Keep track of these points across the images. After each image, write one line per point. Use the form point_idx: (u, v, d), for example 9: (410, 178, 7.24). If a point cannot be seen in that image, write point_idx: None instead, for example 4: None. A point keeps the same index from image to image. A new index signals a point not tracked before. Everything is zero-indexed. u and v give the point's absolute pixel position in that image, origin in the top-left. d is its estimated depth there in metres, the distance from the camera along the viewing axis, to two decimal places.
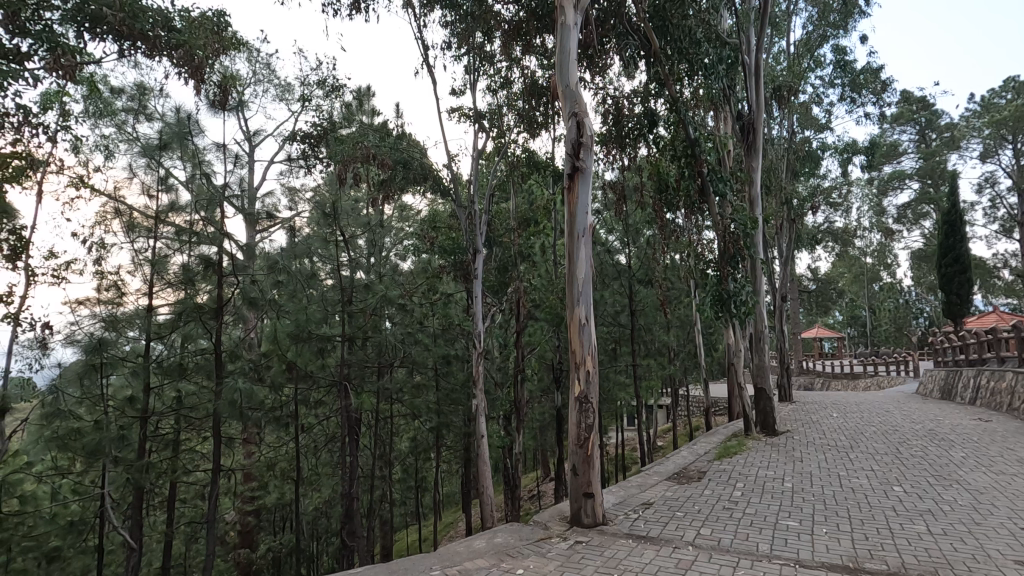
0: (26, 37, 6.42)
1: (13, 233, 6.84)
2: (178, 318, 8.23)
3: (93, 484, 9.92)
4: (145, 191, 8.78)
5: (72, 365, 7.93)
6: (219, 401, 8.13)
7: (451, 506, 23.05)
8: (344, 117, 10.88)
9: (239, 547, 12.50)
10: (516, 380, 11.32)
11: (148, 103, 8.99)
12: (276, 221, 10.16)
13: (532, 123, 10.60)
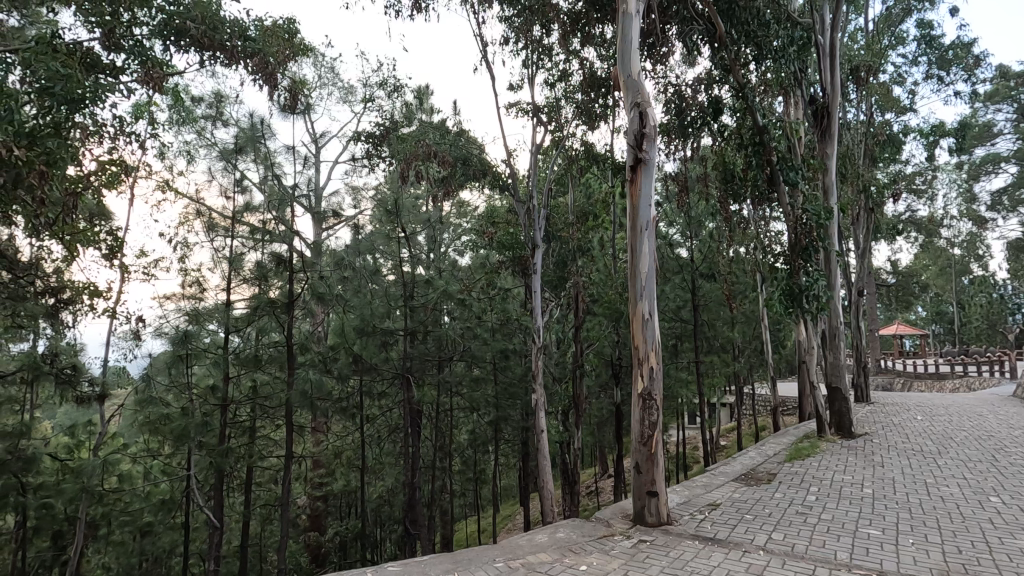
0: (121, 53, 6.93)
1: (111, 234, 7.44)
2: (253, 312, 8.72)
3: (180, 466, 10.71)
4: (222, 193, 9.34)
5: (161, 355, 8.60)
6: (291, 392, 8.59)
7: (508, 499, 23.27)
8: (404, 116, 11.14)
9: (309, 531, 13.17)
10: (574, 375, 11.23)
11: (225, 109, 9.53)
12: (341, 219, 10.54)
13: (591, 115, 10.44)
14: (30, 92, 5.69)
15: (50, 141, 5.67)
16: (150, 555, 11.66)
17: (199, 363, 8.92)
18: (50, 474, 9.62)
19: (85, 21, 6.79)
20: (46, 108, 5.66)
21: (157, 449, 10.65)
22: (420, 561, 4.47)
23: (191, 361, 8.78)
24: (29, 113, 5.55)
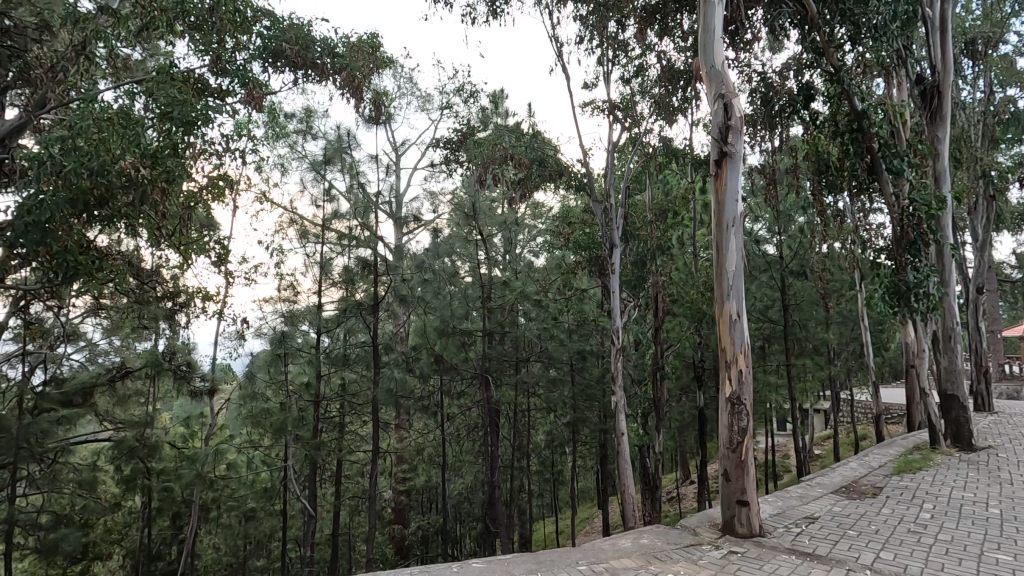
0: (226, 76, 7.55)
1: (219, 243, 8.14)
2: (343, 314, 9.25)
3: (278, 457, 11.52)
4: (313, 202, 9.95)
5: (261, 353, 9.33)
6: (377, 390, 9.00)
7: (586, 501, 23.03)
8: (480, 120, 11.35)
9: (394, 523, 13.71)
10: (655, 378, 10.92)
11: (314, 123, 10.15)
12: (421, 223, 10.90)
13: (669, 109, 10.14)
14: (153, 117, 6.37)
15: (170, 160, 6.33)
16: (253, 539, 12.63)
17: (295, 362, 9.57)
18: (169, 460, 10.68)
19: (197, 51, 7.50)
20: (166, 131, 6.32)
21: (258, 440, 11.53)
22: (504, 560, 4.53)
23: (288, 359, 9.43)
24: (153, 136, 6.21)
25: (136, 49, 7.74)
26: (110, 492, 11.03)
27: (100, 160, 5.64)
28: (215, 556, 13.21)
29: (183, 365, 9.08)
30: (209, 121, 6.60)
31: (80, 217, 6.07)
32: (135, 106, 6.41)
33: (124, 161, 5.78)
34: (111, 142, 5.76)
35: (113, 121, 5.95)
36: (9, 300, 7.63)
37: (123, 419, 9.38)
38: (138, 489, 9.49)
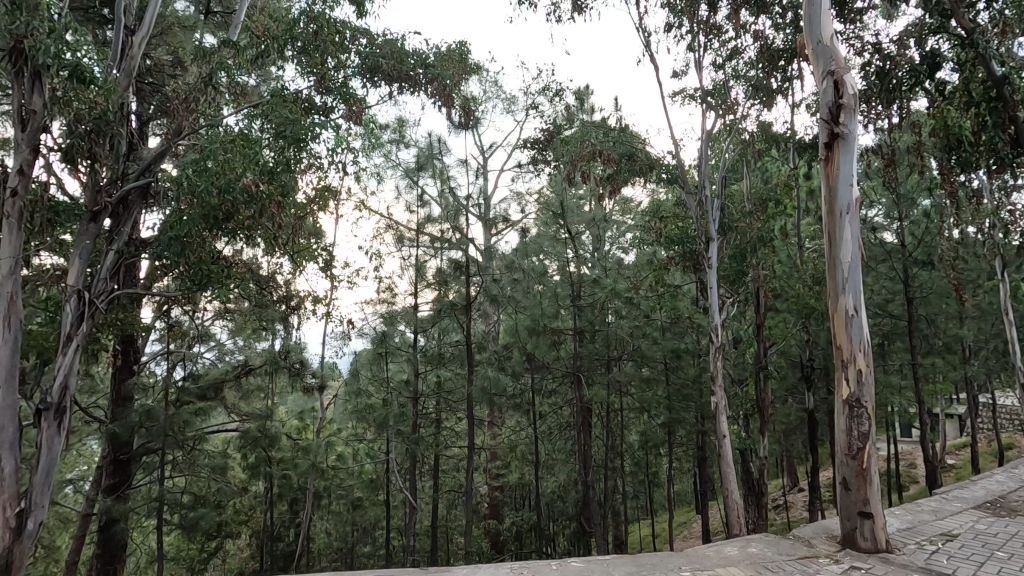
0: (329, 94, 8.10)
1: (326, 250, 8.76)
2: (438, 314, 9.64)
3: (380, 450, 12.20)
4: (406, 208, 10.45)
5: (364, 353, 9.93)
6: (471, 387, 9.27)
7: (683, 505, 22.21)
8: (566, 119, 11.32)
9: (489, 518, 14.02)
10: (757, 377, 10.29)
11: (407, 132, 10.63)
12: (509, 224, 11.06)
13: (768, 93, 9.52)
14: (268, 137, 7.00)
15: (284, 175, 6.93)
16: (360, 526, 13.46)
17: (394, 360, 10.11)
18: (287, 450, 11.66)
19: (304, 73, 8.11)
20: (280, 149, 6.91)
21: (363, 434, 12.28)
22: (602, 560, 4.50)
23: (388, 358, 9.98)
24: (269, 155, 6.82)
25: (252, 77, 8.54)
26: (237, 478, 12.24)
27: (226, 178, 6.31)
28: (327, 540, 14.22)
29: (296, 362, 9.89)
30: (316, 138, 7.13)
31: (211, 231, 6.80)
32: (253, 127, 7.06)
33: (245, 178, 6.40)
34: (235, 161, 6.40)
35: (236, 142, 6.58)
36: (155, 306, 8.70)
37: (248, 411, 10.38)
38: (261, 475, 10.45)
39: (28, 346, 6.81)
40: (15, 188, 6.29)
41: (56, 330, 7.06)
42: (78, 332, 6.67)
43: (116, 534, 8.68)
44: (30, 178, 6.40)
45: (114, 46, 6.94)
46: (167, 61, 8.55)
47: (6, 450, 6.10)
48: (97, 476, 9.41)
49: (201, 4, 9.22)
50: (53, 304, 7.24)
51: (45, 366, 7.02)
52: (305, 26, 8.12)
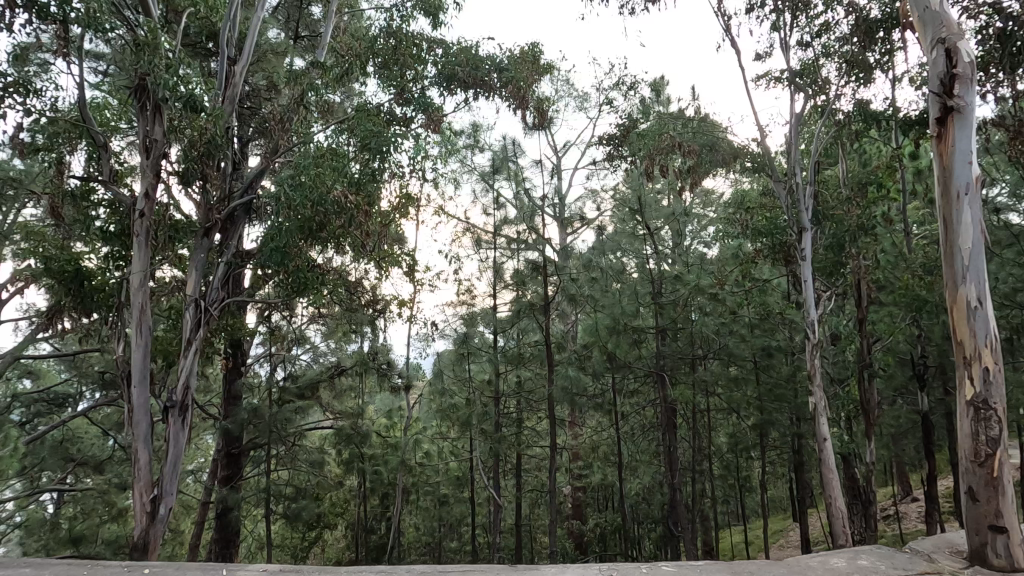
0: (410, 105, 8.44)
1: (409, 254, 9.11)
2: (517, 314, 9.76)
3: (464, 448, 12.50)
4: (483, 211, 10.68)
5: (447, 353, 10.23)
6: (552, 387, 9.30)
7: (778, 513, 20.94)
8: (641, 112, 11.07)
9: (572, 518, 13.95)
10: (861, 376, 9.52)
11: (481, 137, 10.84)
12: (585, 223, 11.00)
13: (866, 68, 8.78)
14: (354, 151, 7.38)
15: (370, 185, 7.31)
16: (446, 522, 13.86)
17: (476, 360, 10.34)
18: (377, 446, 12.24)
19: (385, 86, 8.49)
20: (366, 161, 7.29)
21: (447, 433, 12.65)
22: (695, 565, 4.34)
23: (470, 358, 10.21)
24: (356, 167, 7.20)
25: (338, 95, 9.08)
26: (333, 472, 13.00)
27: (318, 192, 6.81)
28: (416, 534, 14.76)
29: (384, 363, 10.36)
30: (398, 148, 7.45)
31: (306, 241, 7.29)
32: (341, 142, 7.49)
33: (336, 190, 6.86)
34: (325, 175, 6.85)
35: (326, 156, 7.04)
36: (258, 312, 9.45)
37: (341, 410, 11.02)
38: (355, 471, 11.04)
39: (156, 350, 7.63)
40: (142, 210, 7.08)
41: (178, 336, 7.85)
42: (196, 338, 7.40)
43: (230, 520, 9.51)
44: (153, 200, 7.17)
45: (219, 77, 7.63)
46: (263, 85, 9.27)
47: (141, 442, 6.91)
48: (213, 468, 10.35)
49: (290, 30, 9.88)
50: (174, 312, 8.06)
51: (171, 368, 7.85)
52: (385, 42, 8.52)
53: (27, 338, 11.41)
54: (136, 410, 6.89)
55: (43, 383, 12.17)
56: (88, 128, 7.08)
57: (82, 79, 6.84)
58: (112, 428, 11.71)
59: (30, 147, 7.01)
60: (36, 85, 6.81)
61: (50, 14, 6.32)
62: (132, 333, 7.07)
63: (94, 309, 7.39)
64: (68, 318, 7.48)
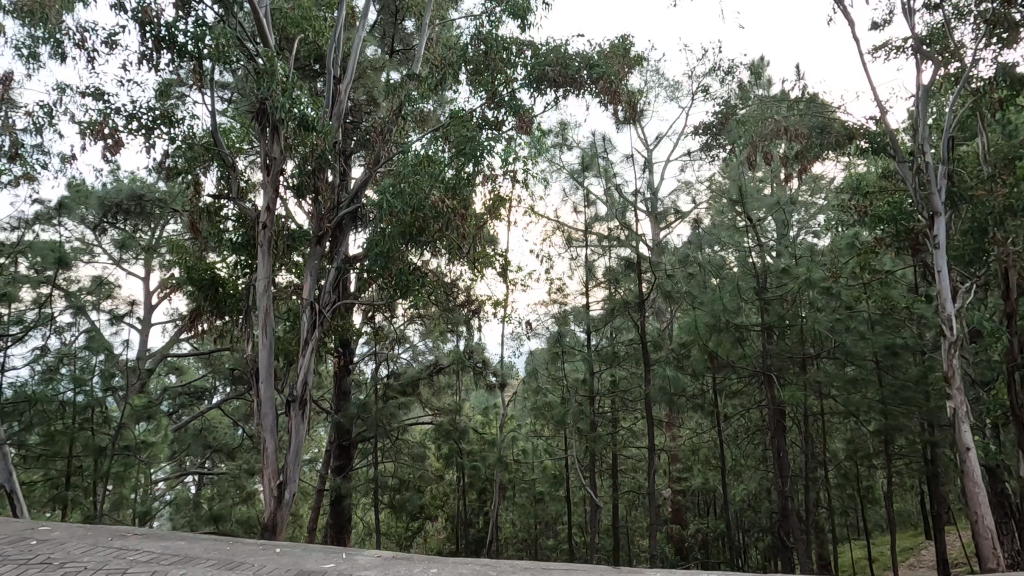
0: (501, 108, 8.60)
1: (502, 254, 9.28)
2: (611, 313, 9.65)
3: (559, 447, 12.53)
4: (573, 209, 10.65)
5: (543, 351, 10.38)
6: (649, 387, 9.07)
7: (908, 528, 18.90)
8: (739, 97, 10.48)
9: (672, 523, 13.50)
10: (1011, 378, 8.35)
11: (569, 135, 10.82)
12: (680, 217, 10.62)
13: (1012, 27, 7.66)
14: (449, 156, 7.64)
15: (466, 189, 7.57)
16: (542, 519, 13.95)
17: (570, 359, 10.32)
18: (475, 442, 12.60)
19: (477, 92, 8.73)
20: (460, 166, 7.52)
21: (541, 431, 12.75)
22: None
23: (565, 358, 10.22)
24: (451, 173, 7.47)
25: (431, 104, 9.47)
26: (434, 466, 13.55)
27: (419, 198, 7.15)
28: (513, 530, 15.00)
29: (480, 362, 10.64)
30: (491, 151, 7.61)
31: (407, 245, 7.67)
32: (438, 149, 7.80)
33: (433, 196, 7.18)
34: (424, 182, 7.18)
35: (424, 164, 7.35)
36: (364, 313, 10.08)
37: (440, 406, 11.47)
38: (454, 465, 11.43)
39: (278, 349, 8.38)
40: (265, 222, 7.81)
41: (296, 336, 8.58)
42: (312, 338, 8.03)
43: (344, 508, 10.24)
44: (274, 213, 7.89)
45: (327, 95, 8.25)
46: (364, 100, 9.86)
47: (269, 432, 7.63)
48: (327, 458, 11.17)
49: (386, 45, 10.52)
50: (293, 314, 8.81)
51: (291, 365, 8.59)
52: (475, 50, 8.75)
53: (172, 338, 12.99)
54: (263, 403, 7.62)
55: (186, 378, 13.79)
56: (219, 150, 7.94)
57: (213, 107, 7.69)
58: (241, 419, 13.02)
59: (173, 170, 7.99)
60: (177, 116, 7.76)
61: (187, 52, 7.18)
62: (259, 333, 7.81)
63: (226, 312, 8.24)
64: (205, 321, 8.40)
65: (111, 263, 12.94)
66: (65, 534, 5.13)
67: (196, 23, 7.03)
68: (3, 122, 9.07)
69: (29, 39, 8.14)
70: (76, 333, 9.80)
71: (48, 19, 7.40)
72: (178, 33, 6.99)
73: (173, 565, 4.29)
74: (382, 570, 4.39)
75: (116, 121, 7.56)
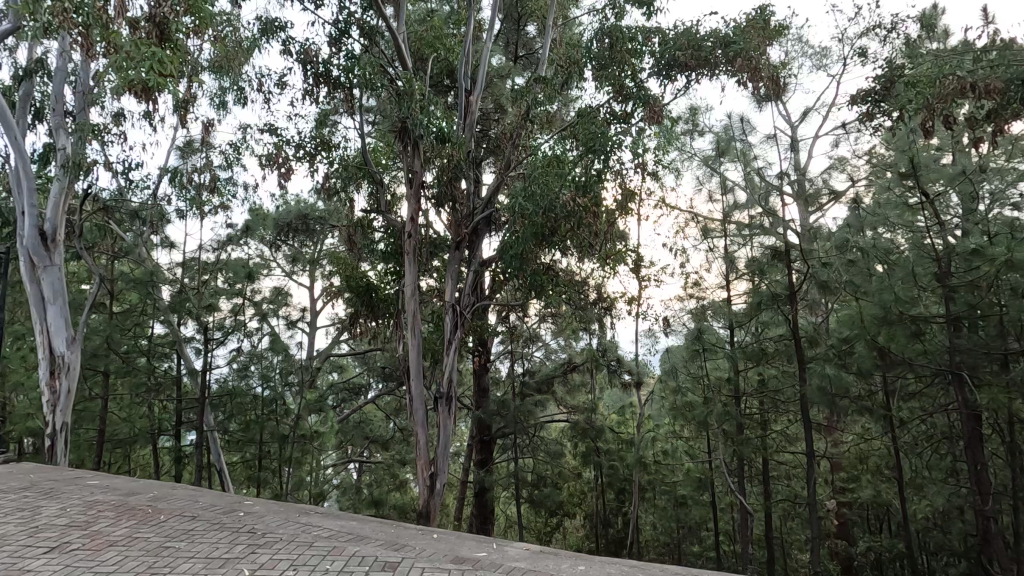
0: (629, 101, 8.39)
1: (634, 250, 9.06)
2: (757, 307, 8.97)
3: (701, 450, 11.92)
4: (708, 198, 10.09)
5: (682, 348, 9.97)
6: (807, 387, 8.26)
7: None
8: (906, 55, 9.12)
9: (837, 538, 12.15)
10: None
11: (700, 120, 10.26)
12: (835, 197, 9.53)
13: None
14: (577, 155, 7.64)
15: (596, 186, 7.51)
16: (685, 524, 13.37)
17: (712, 357, 9.77)
18: (612, 442, 12.45)
19: (603, 87, 8.61)
20: (589, 164, 7.48)
21: (681, 432, 12.24)
22: None
23: (706, 356, 9.73)
24: (581, 170, 7.48)
25: (557, 105, 9.56)
26: (571, 464, 13.64)
27: (550, 200, 7.25)
28: (654, 534, 14.57)
29: (614, 360, 10.49)
30: (620, 146, 7.46)
31: (540, 245, 7.82)
32: (566, 149, 7.84)
33: (565, 196, 7.23)
34: (554, 183, 7.27)
35: (552, 165, 7.43)
36: (499, 313, 10.46)
37: (575, 404, 11.52)
38: (592, 464, 11.42)
39: (425, 348, 9.02)
40: (409, 232, 8.44)
41: (440, 336, 9.16)
42: (454, 337, 8.51)
43: (488, 500, 10.73)
44: (417, 223, 8.50)
45: (460, 108, 8.70)
46: (492, 109, 10.23)
47: (420, 424, 8.25)
48: (469, 451, 11.76)
49: (510, 53, 10.84)
50: (437, 315, 9.42)
51: (437, 363, 9.20)
52: (600, 45, 8.65)
53: (334, 339, 14.59)
54: (415, 399, 8.24)
55: (346, 375, 15.40)
56: (369, 168, 8.75)
57: (362, 130, 8.50)
58: (393, 412, 14.21)
59: (332, 190, 8.97)
60: (333, 142, 8.70)
61: (341, 84, 8.03)
62: (408, 333, 8.46)
63: (380, 316, 9.04)
64: (363, 324, 9.29)
65: (285, 275, 14.88)
66: (264, 508, 6.01)
67: (347, 57, 7.83)
68: (204, 161, 10.88)
69: (220, 90, 9.67)
70: (262, 337, 11.41)
71: (234, 69, 8.72)
72: (333, 67, 7.84)
73: (349, 542, 4.82)
74: (532, 563, 4.51)
75: (286, 151, 8.68)
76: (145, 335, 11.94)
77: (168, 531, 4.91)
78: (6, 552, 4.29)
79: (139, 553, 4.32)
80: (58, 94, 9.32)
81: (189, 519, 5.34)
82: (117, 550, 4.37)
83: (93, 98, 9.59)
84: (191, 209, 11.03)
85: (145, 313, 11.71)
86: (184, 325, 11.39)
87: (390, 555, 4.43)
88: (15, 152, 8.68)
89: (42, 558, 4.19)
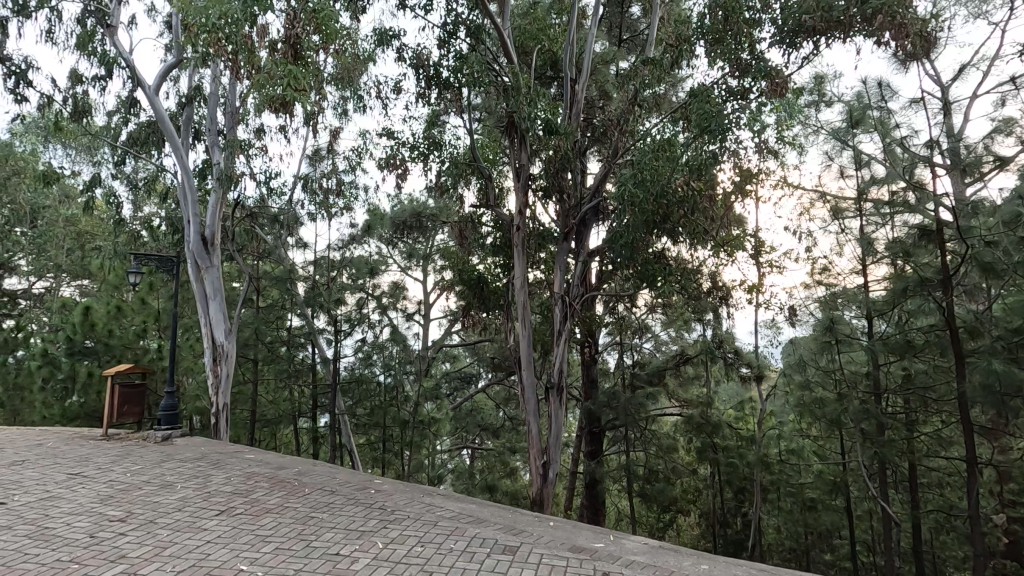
0: (747, 75, 7.82)
1: (754, 234, 8.46)
2: (901, 294, 8.01)
3: (833, 451, 10.92)
4: (839, 174, 9.16)
5: (810, 340, 9.19)
6: (967, 385, 7.24)
7: None
8: None
9: (1007, 558, 10.56)
10: None
11: (828, 89, 9.32)
12: (1001, 165, 8.21)
13: None
14: (689, 137, 7.28)
15: (712, 169, 7.12)
16: (814, 530, 12.36)
17: (846, 349, 8.90)
18: (730, 438, 11.81)
19: (717, 62, 8.10)
20: (701, 146, 7.12)
21: (809, 430, 11.29)
22: None
23: (839, 348, 8.89)
24: (693, 153, 7.13)
25: (665, 86, 9.17)
26: (684, 459, 13.14)
27: (661, 186, 7.00)
28: (777, 538, 13.62)
29: (732, 352, 9.91)
30: (738, 125, 6.99)
31: (651, 233, 7.57)
32: (676, 132, 7.50)
33: (676, 181, 6.93)
34: (664, 168, 7.00)
35: (662, 149, 7.16)
36: (607, 304, 10.31)
37: (689, 397, 11.06)
38: (708, 460, 10.92)
39: (534, 339, 9.16)
40: (518, 224, 8.59)
41: (549, 327, 9.25)
42: (564, 328, 8.53)
43: (598, 492, 10.68)
44: (525, 216, 8.60)
45: (565, 98, 8.65)
46: (597, 96, 10.04)
47: (531, 413, 8.39)
48: (579, 442, 11.76)
49: (615, 37, 10.57)
50: (545, 306, 9.51)
51: (546, 354, 9.30)
52: (713, 18, 8.12)
53: (446, 331, 15.28)
54: (526, 389, 8.40)
55: (457, 365, 16.07)
56: (477, 164, 9.01)
57: (470, 128, 8.77)
58: (503, 402, 14.59)
59: (444, 187, 9.37)
60: (444, 141, 9.07)
61: (450, 84, 8.34)
62: (518, 325, 8.62)
63: (490, 308, 9.31)
64: (474, 315, 9.62)
65: (401, 271, 15.80)
66: (391, 487, 6.47)
67: (455, 57, 8.12)
68: (331, 167, 11.86)
69: (342, 101, 10.47)
70: (382, 328, 12.25)
71: (354, 80, 9.39)
72: (443, 69, 8.17)
73: (469, 523, 5.04)
74: (652, 557, 4.43)
75: (402, 153, 9.20)
76: (284, 327, 13.30)
77: (312, 503, 5.45)
78: (188, 512, 5.02)
79: (290, 521, 4.85)
80: (212, 116, 10.64)
81: (328, 493, 5.90)
82: (273, 516, 4.95)
83: (240, 117, 10.82)
84: (321, 211, 12.08)
85: (285, 307, 13.04)
86: (317, 317, 12.53)
87: (510, 539, 4.57)
88: (182, 169, 10.06)
89: (215, 519, 4.85)
